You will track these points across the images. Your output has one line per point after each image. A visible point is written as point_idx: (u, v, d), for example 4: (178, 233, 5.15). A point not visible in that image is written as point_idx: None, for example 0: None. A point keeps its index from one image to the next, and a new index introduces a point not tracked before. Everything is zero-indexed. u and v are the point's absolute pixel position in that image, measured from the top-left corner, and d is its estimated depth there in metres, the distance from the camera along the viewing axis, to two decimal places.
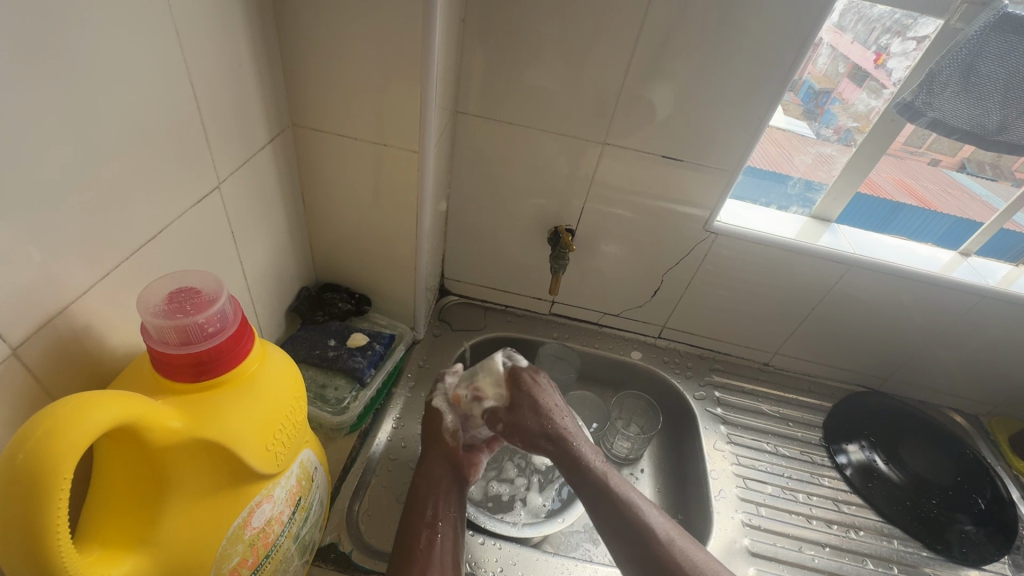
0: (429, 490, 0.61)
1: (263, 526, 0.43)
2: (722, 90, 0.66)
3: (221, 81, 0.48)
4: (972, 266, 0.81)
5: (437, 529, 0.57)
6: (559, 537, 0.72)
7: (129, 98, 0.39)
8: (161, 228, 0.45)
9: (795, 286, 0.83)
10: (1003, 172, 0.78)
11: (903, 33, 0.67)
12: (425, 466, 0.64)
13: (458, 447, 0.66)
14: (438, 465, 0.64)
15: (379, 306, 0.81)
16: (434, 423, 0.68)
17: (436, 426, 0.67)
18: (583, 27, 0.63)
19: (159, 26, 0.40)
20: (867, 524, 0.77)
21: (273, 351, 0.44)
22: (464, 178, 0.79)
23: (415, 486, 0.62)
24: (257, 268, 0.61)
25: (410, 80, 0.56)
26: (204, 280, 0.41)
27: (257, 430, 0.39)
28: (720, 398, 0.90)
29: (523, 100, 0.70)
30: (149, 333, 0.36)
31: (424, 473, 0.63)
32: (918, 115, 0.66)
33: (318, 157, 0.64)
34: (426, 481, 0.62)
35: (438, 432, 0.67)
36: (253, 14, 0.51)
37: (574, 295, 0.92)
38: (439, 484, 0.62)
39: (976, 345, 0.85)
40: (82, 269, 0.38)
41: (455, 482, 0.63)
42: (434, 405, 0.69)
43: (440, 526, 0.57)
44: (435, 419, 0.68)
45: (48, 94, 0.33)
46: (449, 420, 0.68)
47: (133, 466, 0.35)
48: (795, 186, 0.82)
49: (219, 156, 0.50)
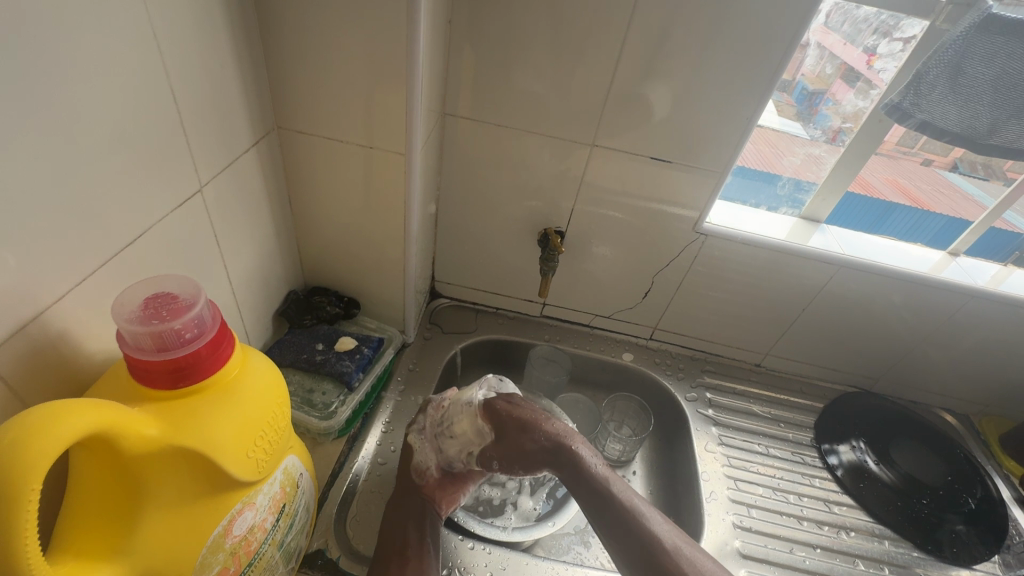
0: (396, 522, 0.60)
1: (245, 534, 0.43)
2: (710, 92, 0.66)
3: (201, 84, 0.47)
4: (961, 266, 0.82)
5: (405, 557, 0.56)
6: (550, 541, 0.72)
7: (106, 102, 0.38)
8: (141, 233, 0.44)
9: (786, 287, 0.83)
10: (995, 171, 0.78)
11: (891, 33, 0.67)
12: (396, 502, 0.63)
13: (433, 480, 0.65)
14: (408, 502, 0.62)
15: (368, 310, 0.80)
16: (406, 461, 0.66)
17: (408, 463, 0.66)
18: (572, 27, 0.63)
19: (138, 30, 0.39)
20: (857, 524, 0.77)
21: (254, 356, 0.43)
22: (454, 181, 0.79)
23: (386, 517, 0.61)
24: (243, 272, 0.61)
25: (396, 81, 0.55)
26: (182, 284, 0.40)
27: (238, 437, 0.39)
28: (711, 399, 0.90)
29: (512, 103, 0.70)
30: (125, 340, 0.36)
31: (394, 508, 0.62)
32: (906, 117, 0.66)
33: (305, 160, 0.64)
34: (394, 513, 0.61)
35: (408, 469, 0.65)
36: (234, 15, 0.50)
37: (565, 297, 0.92)
38: (408, 516, 0.61)
39: (968, 344, 0.85)
40: (57, 275, 0.37)
41: (425, 514, 0.62)
42: (409, 441, 0.68)
43: (409, 555, 0.57)
44: (409, 455, 0.67)
45: (22, 97, 0.32)
46: (420, 455, 0.66)
47: (108, 475, 0.34)
48: (784, 187, 0.83)
49: (201, 159, 0.49)
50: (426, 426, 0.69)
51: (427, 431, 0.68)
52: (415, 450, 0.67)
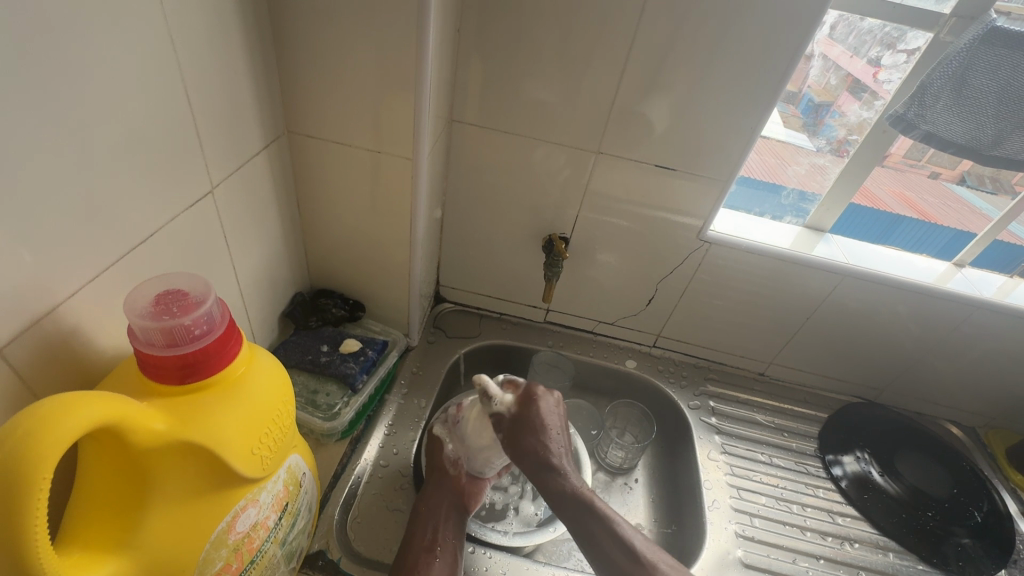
0: (429, 513, 0.62)
1: (249, 531, 0.43)
2: (715, 101, 0.67)
3: (214, 88, 0.48)
4: (967, 277, 0.82)
5: (434, 553, 0.59)
6: (551, 546, 0.71)
7: (123, 105, 0.39)
8: (153, 232, 0.45)
9: (791, 296, 0.83)
10: (1004, 185, 0.77)
11: (894, 46, 0.68)
12: (428, 490, 0.64)
13: (461, 476, 0.67)
14: (440, 494, 0.64)
15: (373, 313, 0.81)
16: (436, 453, 0.68)
17: (439, 454, 0.68)
18: (580, 36, 0.64)
19: (155, 36, 0.41)
20: (861, 536, 0.76)
21: (261, 354, 0.44)
22: (460, 187, 0.80)
23: (416, 509, 0.63)
24: (250, 272, 0.62)
25: (405, 87, 0.56)
26: (192, 282, 0.41)
27: (243, 434, 0.39)
28: (714, 407, 0.90)
29: (519, 111, 0.71)
30: (136, 335, 0.37)
31: (426, 502, 0.63)
32: (911, 128, 0.66)
33: (313, 164, 0.65)
34: (427, 506, 0.63)
35: (439, 461, 0.67)
36: (247, 20, 0.51)
37: (570, 304, 0.92)
38: (439, 509, 0.63)
39: (974, 356, 0.85)
40: (71, 272, 0.38)
41: (455, 508, 0.64)
42: (434, 432, 0.70)
43: (437, 551, 0.59)
44: (437, 449, 0.69)
45: (43, 101, 0.33)
46: (451, 449, 0.68)
47: (115, 468, 0.35)
48: (789, 197, 0.83)
49: (212, 162, 0.50)
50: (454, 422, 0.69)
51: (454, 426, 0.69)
52: (444, 442, 0.69)
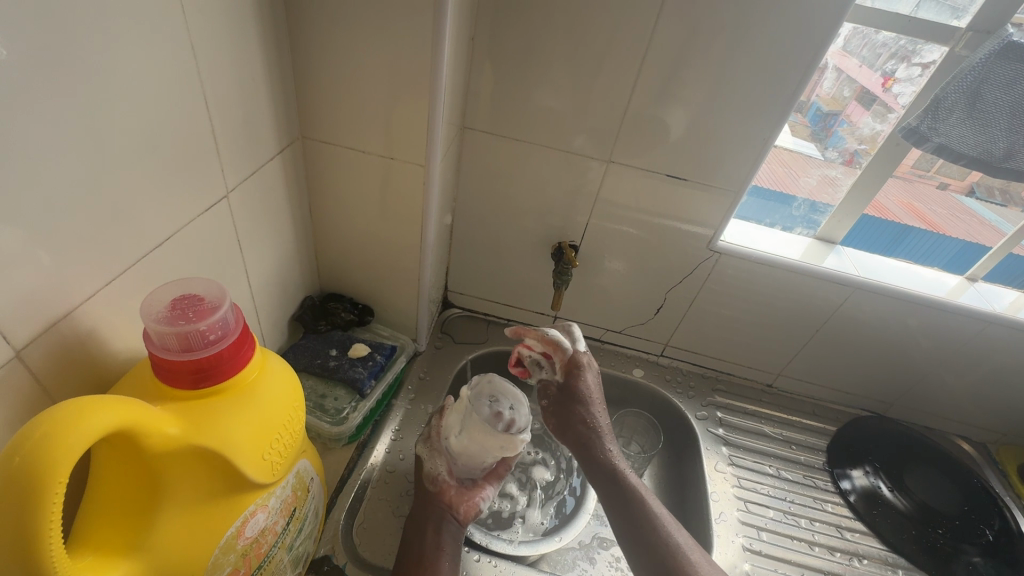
0: (417, 530, 0.60)
1: (257, 537, 0.43)
2: (727, 112, 0.67)
3: (230, 93, 0.49)
4: (979, 292, 0.81)
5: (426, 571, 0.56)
6: (556, 555, 0.69)
7: (142, 111, 0.40)
8: (168, 236, 0.45)
9: (800, 307, 0.83)
10: (1012, 198, 0.77)
11: (909, 59, 0.67)
12: (415, 512, 0.63)
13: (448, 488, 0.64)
14: (426, 511, 0.62)
15: (381, 317, 0.81)
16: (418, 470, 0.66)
17: (420, 471, 0.66)
18: (594, 45, 0.64)
19: (174, 41, 0.41)
20: (870, 552, 0.76)
21: (273, 359, 0.44)
22: (470, 193, 0.80)
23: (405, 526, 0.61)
24: (262, 276, 0.62)
25: (420, 94, 0.56)
26: (208, 287, 0.41)
27: (253, 438, 0.40)
28: (722, 418, 0.89)
29: (531, 119, 0.71)
30: (152, 339, 0.37)
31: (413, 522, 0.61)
32: (924, 140, 0.66)
33: (326, 169, 0.65)
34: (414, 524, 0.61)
35: (420, 478, 0.65)
36: (265, 26, 0.52)
37: (577, 311, 0.92)
38: (427, 525, 0.61)
39: (986, 371, 0.84)
40: (88, 275, 0.38)
41: (444, 522, 0.62)
42: (417, 452, 0.68)
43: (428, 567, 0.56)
44: (419, 465, 0.66)
45: (64, 104, 0.34)
46: (431, 463, 0.66)
47: (128, 471, 0.35)
48: (800, 208, 0.83)
49: (227, 165, 0.50)
50: (435, 433, 0.68)
51: (434, 438, 0.67)
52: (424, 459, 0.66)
